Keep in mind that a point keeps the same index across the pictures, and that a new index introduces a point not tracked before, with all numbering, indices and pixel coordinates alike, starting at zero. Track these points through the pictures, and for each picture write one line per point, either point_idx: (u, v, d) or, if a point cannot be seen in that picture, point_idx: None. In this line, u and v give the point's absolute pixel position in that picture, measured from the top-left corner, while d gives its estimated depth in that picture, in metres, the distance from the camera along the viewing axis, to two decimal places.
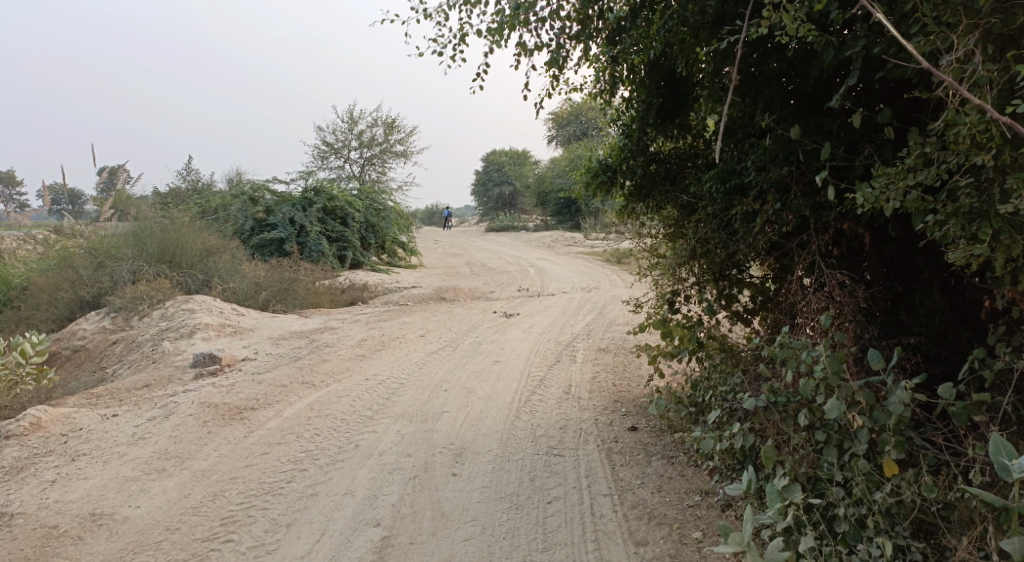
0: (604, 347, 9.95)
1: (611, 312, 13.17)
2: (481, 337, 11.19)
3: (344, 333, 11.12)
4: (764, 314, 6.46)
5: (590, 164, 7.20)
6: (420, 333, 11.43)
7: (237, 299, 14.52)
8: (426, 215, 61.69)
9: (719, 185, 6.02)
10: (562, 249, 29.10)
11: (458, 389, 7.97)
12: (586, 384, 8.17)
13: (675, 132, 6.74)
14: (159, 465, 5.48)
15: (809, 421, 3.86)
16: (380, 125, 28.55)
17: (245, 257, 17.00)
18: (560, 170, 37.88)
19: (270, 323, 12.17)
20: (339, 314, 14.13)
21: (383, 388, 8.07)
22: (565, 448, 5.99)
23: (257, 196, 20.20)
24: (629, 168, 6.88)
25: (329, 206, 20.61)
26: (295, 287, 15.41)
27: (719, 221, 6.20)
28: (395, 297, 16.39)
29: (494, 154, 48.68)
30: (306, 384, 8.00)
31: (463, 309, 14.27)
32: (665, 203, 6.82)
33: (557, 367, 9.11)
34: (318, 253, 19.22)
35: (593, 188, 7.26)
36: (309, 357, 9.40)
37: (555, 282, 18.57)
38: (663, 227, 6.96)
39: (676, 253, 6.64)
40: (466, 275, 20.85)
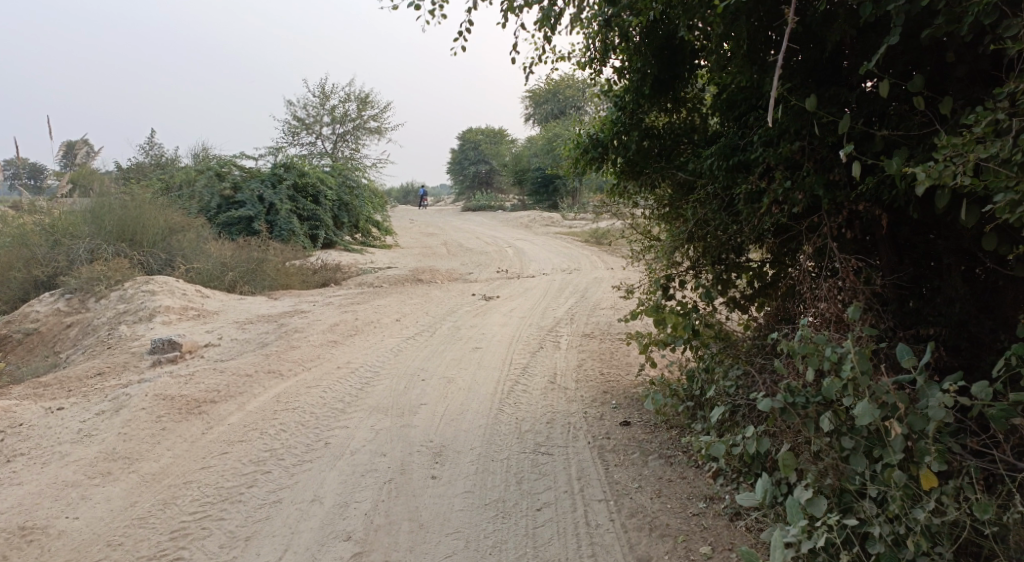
0: (589, 333, 9.49)
1: (594, 294, 12.72)
2: (459, 321, 10.69)
3: (314, 317, 10.54)
4: (763, 301, 6.03)
5: (580, 139, 6.60)
6: (395, 317, 10.89)
7: (201, 279, 13.87)
8: (400, 194, 60.78)
9: (721, 161, 5.51)
10: (540, 229, 28.60)
11: (436, 379, 7.46)
12: (572, 373, 7.71)
13: (670, 105, 6.20)
14: (104, 468, 4.93)
15: (834, 425, 3.43)
16: (353, 101, 27.76)
17: (212, 236, 16.31)
18: (537, 149, 37.29)
19: (236, 306, 11.56)
20: (310, 295, 13.54)
21: (355, 378, 7.54)
22: (553, 446, 5.53)
23: (224, 172, 19.44)
24: (625, 143, 6.26)
25: (300, 183, 19.90)
26: (264, 267, 14.77)
27: (723, 201, 5.67)
28: (369, 278, 15.81)
29: (470, 133, 47.94)
30: (272, 373, 7.44)
31: (440, 291, 13.74)
32: (661, 178, 6.25)
33: (540, 354, 8.64)
34: (288, 232, 18.54)
35: (583, 166, 6.66)
36: (276, 343, 8.83)
37: (534, 263, 18.09)
38: (659, 207, 6.42)
39: (672, 235, 6.16)
40: (443, 255, 20.30)
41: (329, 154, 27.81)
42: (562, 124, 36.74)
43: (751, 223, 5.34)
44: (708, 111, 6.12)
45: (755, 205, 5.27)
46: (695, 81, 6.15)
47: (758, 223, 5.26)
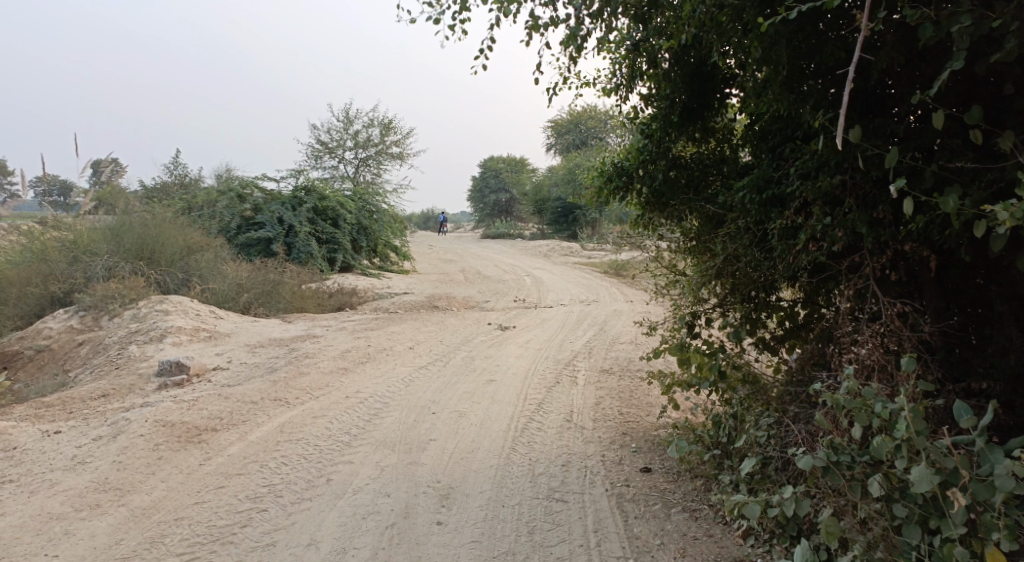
0: (607, 368, 9.18)
1: (613, 327, 12.41)
2: (474, 351, 10.43)
3: (327, 342, 10.31)
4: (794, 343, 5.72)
5: (604, 167, 6.34)
6: (409, 345, 10.64)
7: (216, 300, 13.71)
8: (420, 220, 60.88)
9: (754, 195, 5.22)
10: (560, 258, 28.33)
11: (448, 412, 7.18)
12: (589, 411, 7.40)
13: (699, 135, 5.97)
14: (93, 499, 4.70)
15: (885, 490, 3.20)
16: (377, 126, 27.81)
17: (229, 256, 16.20)
18: (559, 179, 37.16)
19: (249, 328, 11.37)
20: (324, 320, 13.33)
21: (365, 408, 7.28)
22: (568, 492, 5.26)
23: (245, 193, 19.42)
24: (651, 172, 6.00)
25: (320, 206, 19.81)
26: (279, 289, 14.60)
27: (755, 236, 5.38)
28: (385, 303, 15.61)
29: (492, 161, 48.01)
30: (278, 400, 7.18)
31: (456, 319, 13.49)
32: (688, 210, 5.97)
33: (556, 389, 8.34)
34: (306, 255, 18.43)
35: (607, 196, 6.39)
36: (285, 369, 8.60)
37: (553, 293, 17.80)
38: (686, 241, 6.14)
39: (700, 269, 5.88)
40: (461, 283, 20.07)
41: (351, 178, 27.81)
42: (585, 154, 36.63)
43: (786, 261, 5.08)
44: (738, 142, 5.88)
45: (790, 243, 5.00)
46: (724, 111, 5.92)
47: (794, 262, 5.01)
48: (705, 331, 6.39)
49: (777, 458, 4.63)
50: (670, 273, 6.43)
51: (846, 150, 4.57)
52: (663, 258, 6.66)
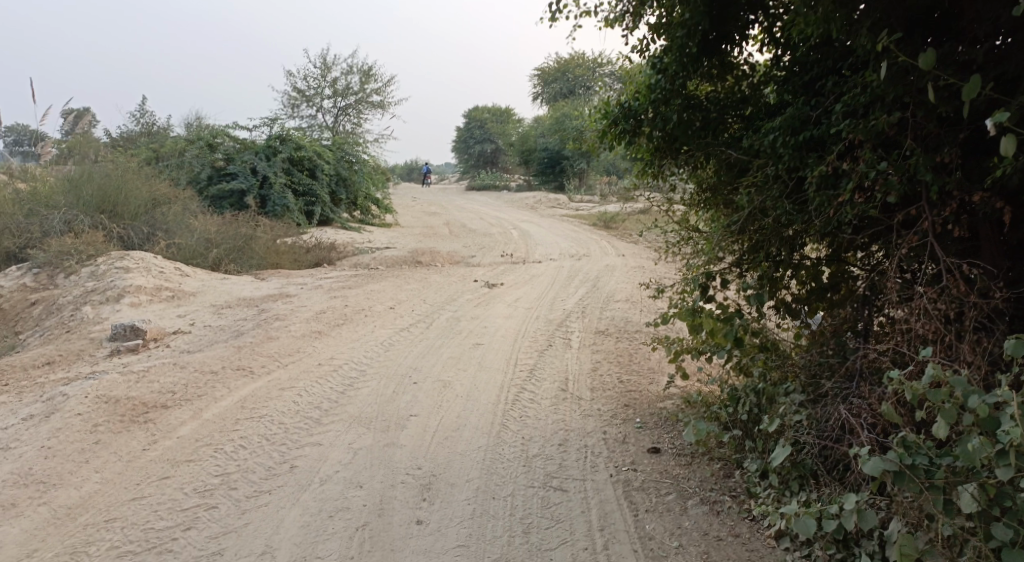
0: (603, 330, 8.51)
1: (606, 284, 11.74)
2: (461, 311, 9.73)
3: (301, 303, 9.57)
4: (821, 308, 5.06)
5: (609, 107, 5.53)
6: (389, 305, 9.92)
7: (184, 257, 12.88)
8: (404, 172, 59.59)
9: (788, 137, 4.57)
10: (546, 211, 27.43)
11: (432, 382, 6.49)
12: (585, 378, 6.74)
13: (716, 71, 5.18)
14: (8, 499, 4.15)
15: (980, 504, 2.85)
16: (356, 72, 26.61)
17: (199, 209, 15.34)
18: (545, 130, 36.06)
19: (217, 288, 10.62)
20: (300, 277, 12.56)
21: (339, 378, 6.58)
22: (567, 478, 4.58)
23: (216, 142, 18.42)
24: (668, 112, 5.20)
25: (296, 156, 18.84)
26: (251, 245, 13.77)
27: (788, 184, 4.66)
28: (366, 258, 14.83)
29: (477, 110, 46.75)
30: (241, 369, 6.44)
31: (441, 276, 12.76)
32: (705, 156, 5.22)
33: (549, 353, 7.67)
34: (282, 208, 17.55)
35: (613, 141, 5.59)
36: (253, 332, 7.87)
37: (541, 247, 17.05)
38: (703, 192, 5.41)
39: (722, 226, 5.12)
40: (445, 236, 19.29)
41: (331, 127, 26.70)
42: (572, 103, 35.51)
43: (825, 214, 4.39)
44: (762, 79, 5.14)
45: (834, 193, 4.31)
46: (745, 43, 5.13)
47: (835, 215, 4.34)
48: (718, 293, 5.67)
49: (817, 445, 4.01)
50: (682, 227, 5.71)
51: (908, 81, 3.89)
52: (672, 211, 5.92)
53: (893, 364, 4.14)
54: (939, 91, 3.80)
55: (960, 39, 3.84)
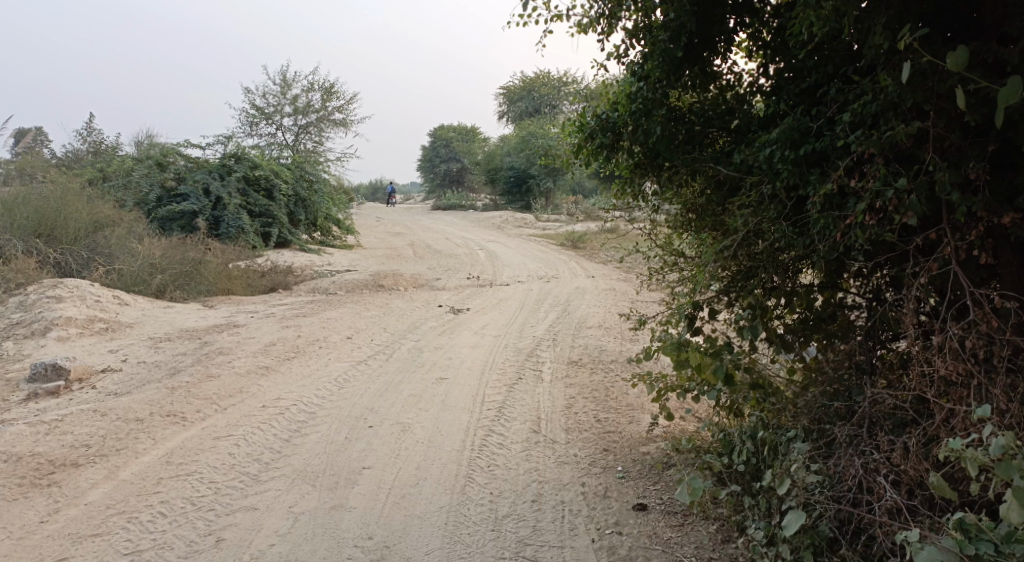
0: (577, 360, 7.90)
1: (578, 308, 11.14)
2: (423, 341, 9.06)
3: (248, 334, 8.85)
4: (820, 341, 4.45)
5: (585, 119, 4.91)
6: (346, 335, 9.23)
7: (126, 283, 12.11)
8: (368, 190, 58.80)
9: (788, 152, 3.95)
10: (514, 231, 26.88)
11: (390, 426, 5.81)
12: (560, 416, 6.11)
13: (697, 81, 4.63)
14: None
15: None
16: (317, 89, 25.94)
17: (146, 233, 14.57)
18: (511, 148, 35.62)
19: (158, 318, 9.88)
20: (251, 304, 11.83)
21: (283, 421, 5.88)
22: (542, 545, 3.97)
23: (166, 161, 17.73)
24: (651, 123, 4.58)
25: (252, 176, 18.08)
26: (201, 270, 13.02)
27: (786, 205, 4.06)
28: (325, 282, 14.11)
29: (442, 128, 46.25)
30: (172, 415, 5.73)
31: (403, 301, 12.08)
32: (690, 174, 4.61)
33: (520, 388, 7.03)
34: (236, 230, 16.78)
35: (589, 158, 4.97)
36: (191, 370, 7.15)
37: (509, 269, 16.44)
38: (686, 214, 4.79)
39: (711, 249, 4.49)
40: (409, 258, 18.61)
41: (291, 146, 25.97)
42: (538, 122, 35.15)
43: (830, 239, 3.79)
44: (748, 90, 4.60)
45: (842, 215, 3.72)
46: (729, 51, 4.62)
47: (841, 240, 3.74)
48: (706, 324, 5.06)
49: (832, 509, 3.45)
50: (663, 250, 5.10)
51: (928, 85, 3.36)
52: (653, 232, 5.32)
53: (914, 411, 3.57)
54: (965, 97, 3.27)
55: (987, 37, 3.33)
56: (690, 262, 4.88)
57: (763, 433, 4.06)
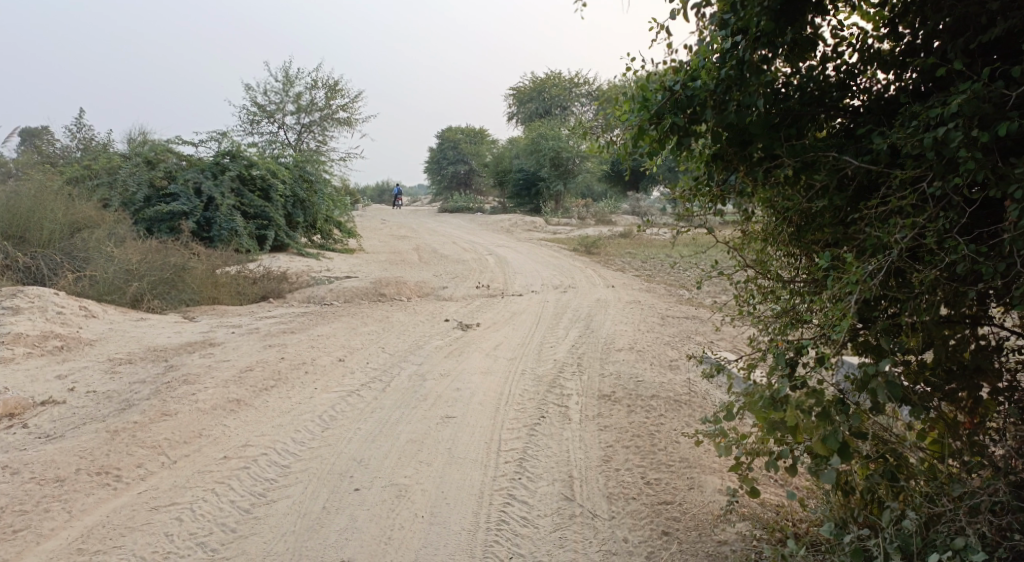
0: (608, 395, 6.64)
1: (601, 324, 9.93)
2: (427, 364, 7.85)
3: (224, 355, 7.63)
4: (963, 395, 3.30)
5: (648, 94, 3.55)
6: (338, 356, 8.01)
7: (97, 291, 10.90)
8: (374, 193, 57.77)
9: (974, 134, 2.78)
10: (523, 235, 25.65)
11: (382, 489, 4.57)
12: (602, 478, 4.86)
13: (794, 45, 3.33)
14: None
15: None
16: (320, 87, 24.76)
17: (129, 235, 13.46)
18: (520, 150, 34.37)
19: (125, 336, 8.69)
20: (236, 316, 10.64)
21: (246, 480, 4.66)
22: None
23: (155, 158, 16.56)
24: (749, 96, 3.26)
25: (246, 175, 16.85)
26: (183, 277, 11.83)
27: (963, 212, 2.93)
28: (320, 290, 12.91)
29: (449, 130, 44.99)
30: (104, 471, 4.54)
31: (405, 314, 10.86)
32: (804, 169, 3.33)
33: (542, 431, 5.78)
34: (229, 233, 15.66)
35: (652, 149, 3.62)
36: (148, 403, 5.98)
37: (522, 277, 15.27)
38: (785, 223, 3.47)
39: (833, 276, 3.15)
40: (414, 264, 17.47)
41: (291, 145, 24.76)
42: (547, 124, 33.88)
43: None
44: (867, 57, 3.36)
45: None
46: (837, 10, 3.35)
47: None
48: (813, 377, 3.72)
49: None
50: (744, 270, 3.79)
51: None
52: (738, 248, 3.92)
53: None
54: None
55: None
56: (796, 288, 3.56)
57: (936, 555, 3.03)
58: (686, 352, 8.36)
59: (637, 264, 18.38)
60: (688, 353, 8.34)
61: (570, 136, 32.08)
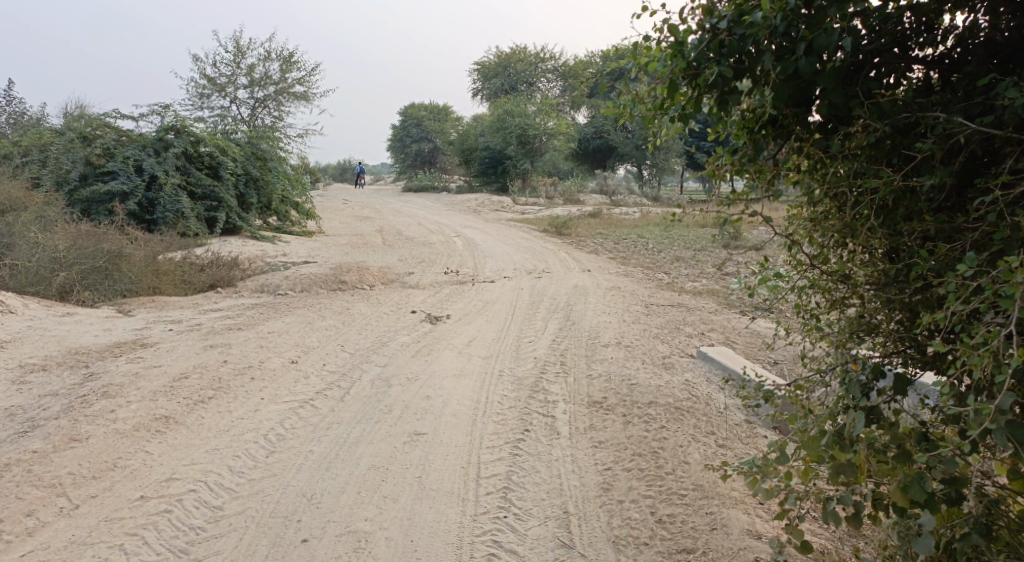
0: (600, 402, 5.81)
1: (581, 314, 9.11)
2: (392, 365, 6.96)
3: (155, 359, 6.64)
4: None
5: (682, 36, 2.68)
6: (289, 357, 7.07)
7: (20, 282, 9.90)
8: (336, 172, 56.43)
9: None
10: (491, 215, 24.72)
11: (336, 539, 3.74)
12: (606, 510, 4.06)
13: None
14: None
15: None
16: (275, 59, 23.45)
17: (61, 217, 12.29)
18: (485, 128, 33.32)
19: (45, 336, 7.64)
20: (178, 309, 9.61)
21: (164, 530, 3.79)
22: None
23: (92, 135, 15.26)
24: (825, 34, 2.44)
25: (193, 153, 15.65)
26: (118, 266, 10.72)
27: None
28: (275, 278, 11.89)
29: (412, 107, 43.70)
30: None
31: (366, 305, 9.91)
32: (903, 134, 2.61)
33: (527, 448, 4.95)
34: (174, 215, 14.54)
35: (685, 111, 2.78)
36: (53, 425, 5.02)
37: (492, 260, 14.40)
38: (878, 209, 2.67)
39: (959, 284, 2.35)
40: (376, 247, 16.51)
41: (246, 122, 23.45)
42: (514, 100, 32.84)
43: None
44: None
45: None
46: None
47: None
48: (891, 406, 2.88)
49: None
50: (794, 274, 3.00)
51: None
52: (789, 243, 3.09)
53: None
54: None
55: None
56: (869, 292, 2.81)
57: None
58: (679, 347, 7.56)
59: (609, 245, 17.58)
60: (680, 348, 7.55)
61: (537, 113, 31.11)
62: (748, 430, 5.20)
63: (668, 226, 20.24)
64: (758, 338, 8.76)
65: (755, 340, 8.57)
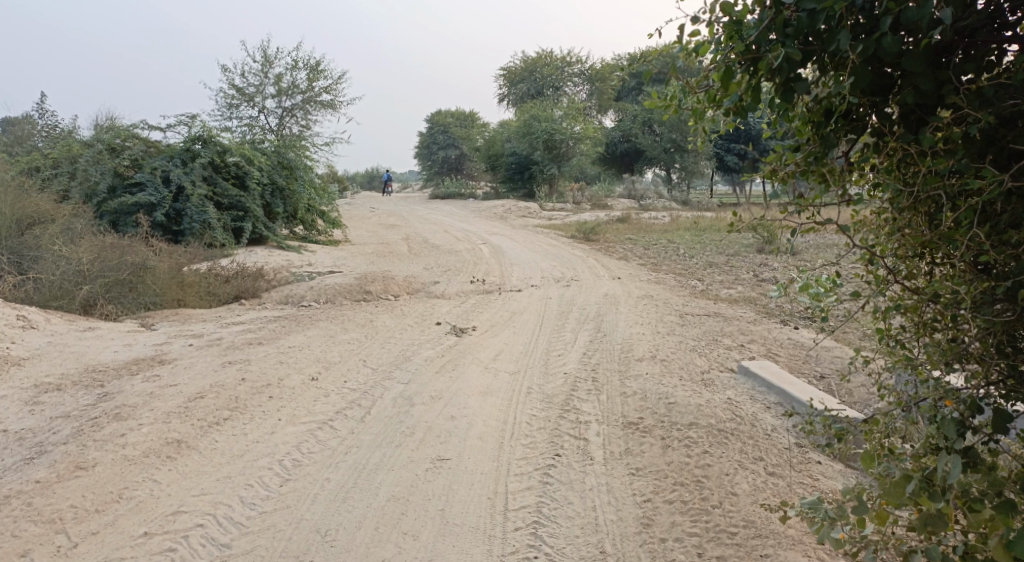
0: (636, 423, 5.48)
1: (614, 325, 8.76)
2: (417, 381, 6.66)
3: (173, 376, 6.39)
4: None
5: (742, 15, 2.39)
6: (311, 373, 6.80)
7: (43, 296, 9.75)
8: (363, 180, 56.75)
9: None
10: (518, 222, 24.42)
11: None
12: (647, 552, 3.77)
13: None
14: None
15: None
16: (301, 68, 23.40)
17: (87, 229, 12.18)
18: (511, 134, 33.04)
19: (63, 353, 7.43)
20: (200, 323, 9.39)
21: None
22: None
23: (118, 146, 15.18)
24: (916, 6, 2.13)
25: (220, 162, 15.53)
26: (142, 278, 10.54)
27: None
28: (300, 288, 11.67)
29: (439, 114, 43.61)
30: None
31: (391, 317, 9.63)
32: (1008, 126, 2.26)
33: (559, 476, 4.64)
34: (200, 226, 14.41)
35: (742, 102, 2.46)
36: (62, 452, 4.76)
37: (520, 269, 14.08)
38: (980, 215, 2.30)
39: None
40: (403, 255, 16.28)
41: (272, 131, 23.38)
42: (540, 105, 32.54)
43: None
44: None
45: None
46: None
47: None
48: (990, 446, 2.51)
49: None
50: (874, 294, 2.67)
51: None
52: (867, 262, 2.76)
53: None
54: None
55: None
56: (959, 314, 2.44)
57: None
58: (717, 361, 7.18)
59: (640, 252, 17.19)
60: (719, 362, 7.17)
61: (564, 118, 30.78)
62: (799, 456, 4.99)
63: (699, 232, 19.82)
64: (800, 349, 8.35)
65: (798, 352, 8.18)
